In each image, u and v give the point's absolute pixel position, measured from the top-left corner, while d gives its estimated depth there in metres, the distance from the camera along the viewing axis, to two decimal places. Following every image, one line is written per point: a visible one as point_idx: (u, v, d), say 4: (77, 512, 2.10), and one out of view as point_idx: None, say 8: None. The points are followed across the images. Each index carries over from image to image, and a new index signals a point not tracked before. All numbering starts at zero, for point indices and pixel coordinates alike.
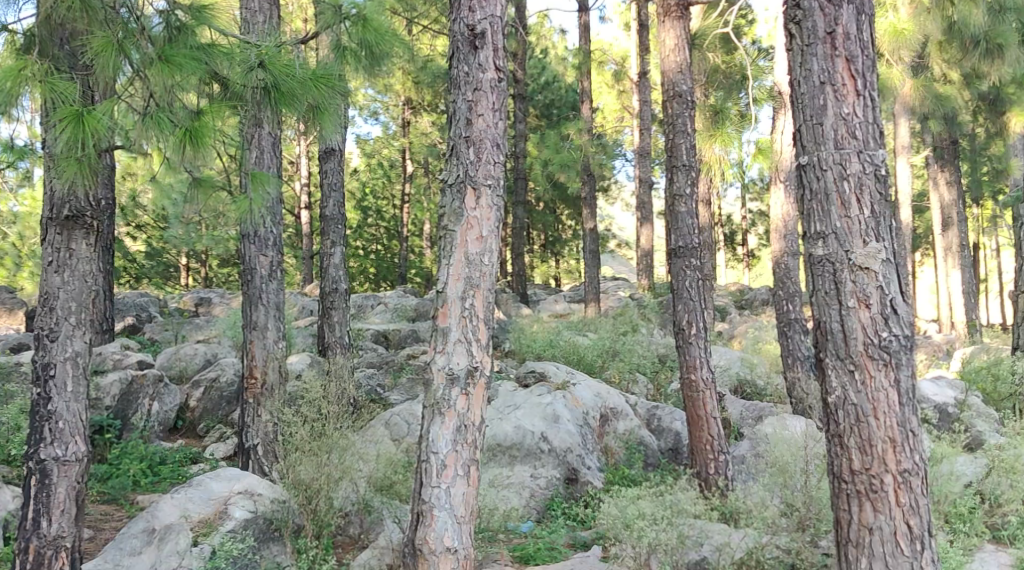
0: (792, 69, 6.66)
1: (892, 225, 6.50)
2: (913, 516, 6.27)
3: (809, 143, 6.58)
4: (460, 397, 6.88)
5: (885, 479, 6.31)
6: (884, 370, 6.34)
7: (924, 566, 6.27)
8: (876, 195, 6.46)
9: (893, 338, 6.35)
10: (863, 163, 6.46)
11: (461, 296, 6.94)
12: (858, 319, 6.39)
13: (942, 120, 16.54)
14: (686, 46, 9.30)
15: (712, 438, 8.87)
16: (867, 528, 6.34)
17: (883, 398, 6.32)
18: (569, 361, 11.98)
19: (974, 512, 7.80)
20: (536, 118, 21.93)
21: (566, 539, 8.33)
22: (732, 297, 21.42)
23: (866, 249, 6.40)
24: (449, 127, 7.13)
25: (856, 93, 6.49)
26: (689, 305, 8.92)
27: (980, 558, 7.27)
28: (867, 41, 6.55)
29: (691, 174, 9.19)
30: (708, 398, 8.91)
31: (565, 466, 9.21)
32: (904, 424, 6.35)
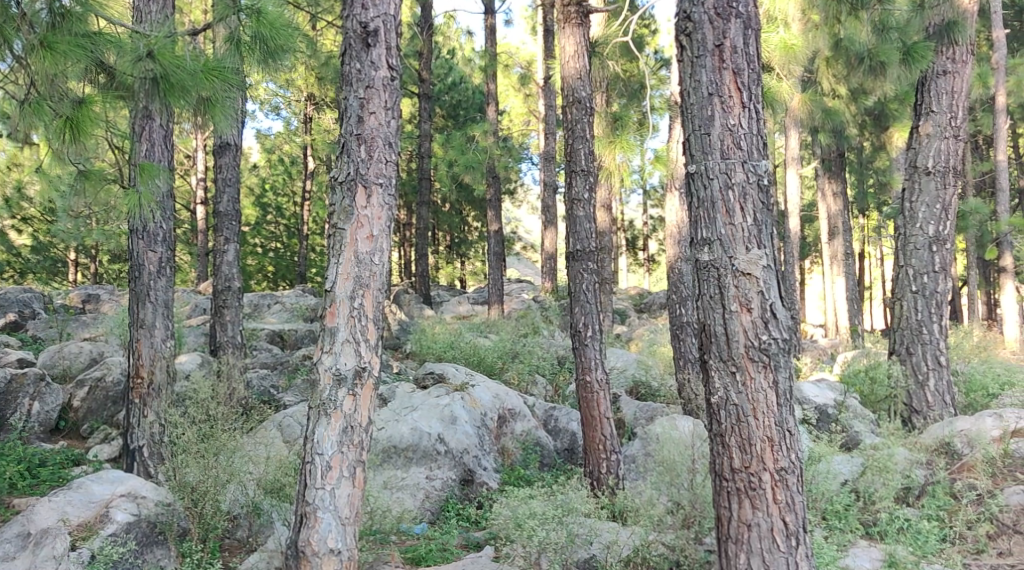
0: (682, 80, 6.89)
1: (773, 233, 6.78)
2: (789, 512, 6.51)
3: (697, 153, 6.82)
4: (347, 397, 6.83)
5: (764, 477, 6.55)
6: (763, 372, 6.60)
7: (799, 561, 6.51)
8: (758, 204, 6.74)
9: (773, 341, 6.62)
10: (747, 173, 6.73)
11: (350, 296, 6.89)
12: (740, 322, 6.64)
13: (832, 134, 17.07)
14: (586, 53, 9.38)
15: (604, 439, 9.00)
16: (746, 524, 6.56)
17: (762, 399, 6.58)
18: (468, 363, 11.94)
19: (849, 509, 8.12)
20: (442, 119, 21.83)
21: (459, 540, 8.35)
22: (632, 300, 21.70)
23: (748, 255, 6.67)
24: (340, 124, 7.06)
25: (741, 105, 6.76)
26: (586, 308, 9.01)
27: (852, 554, 7.54)
28: (753, 55, 6.80)
29: (590, 179, 9.29)
30: (602, 399, 9.02)
31: (461, 467, 9.22)
32: (781, 424, 6.60)
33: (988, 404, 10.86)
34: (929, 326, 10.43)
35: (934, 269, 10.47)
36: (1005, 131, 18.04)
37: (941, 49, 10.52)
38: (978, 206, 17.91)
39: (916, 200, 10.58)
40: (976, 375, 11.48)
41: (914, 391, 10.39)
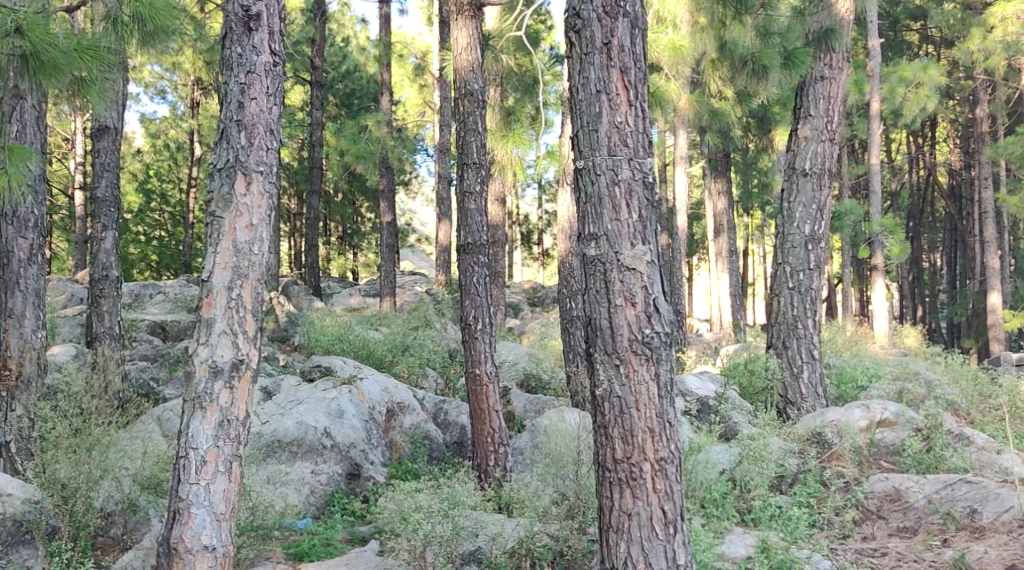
0: (570, 76, 6.93)
1: (657, 230, 6.88)
2: (667, 501, 6.63)
3: (585, 149, 6.87)
4: (223, 391, 6.67)
5: (644, 467, 6.65)
6: (646, 364, 6.70)
7: (677, 549, 6.63)
8: (643, 201, 6.84)
9: (655, 334, 6.72)
10: (633, 170, 6.82)
11: (228, 287, 6.73)
12: (625, 316, 6.72)
13: (719, 134, 17.45)
14: (478, 46, 9.34)
15: (493, 431, 9.00)
16: (627, 514, 6.65)
17: (644, 391, 6.68)
18: (359, 356, 11.78)
19: (727, 497, 8.36)
20: (336, 108, 21.49)
21: (343, 534, 8.23)
22: (524, 294, 21.81)
23: (634, 251, 6.75)
24: (220, 109, 6.88)
25: (628, 103, 6.85)
26: (476, 301, 8.98)
27: (728, 541, 7.76)
28: (639, 55, 6.91)
29: (481, 173, 9.24)
30: (491, 393, 9.01)
31: (347, 461, 9.11)
32: (662, 416, 6.71)
33: (858, 396, 11.30)
34: (804, 322, 10.79)
35: (809, 267, 10.85)
36: (879, 136, 18.81)
37: (819, 55, 10.85)
38: (853, 206, 18.63)
39: (793, 200, 10.94)
40: (847, 368, 11.92)
41: (789, 383, 10.73)
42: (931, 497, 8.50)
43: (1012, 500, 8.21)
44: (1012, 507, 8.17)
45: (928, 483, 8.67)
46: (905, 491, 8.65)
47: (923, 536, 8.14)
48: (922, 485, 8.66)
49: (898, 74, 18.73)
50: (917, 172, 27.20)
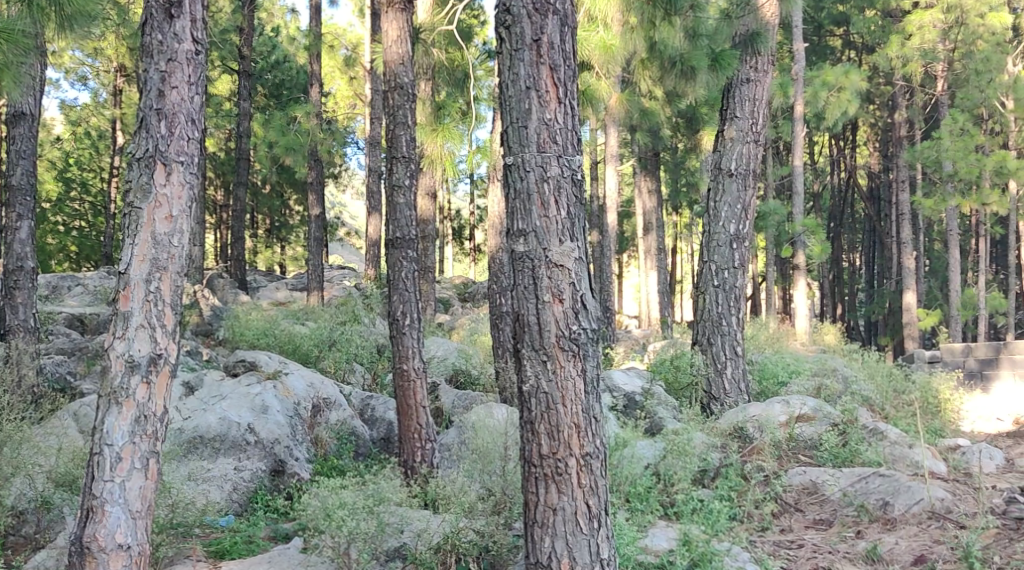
0: (500, 72, 6.92)
1: (585, 227, 6.90)
2: (591, 496, 6.67)
3: (515, 145, 6.86)
4: (140, 386, 6.51)
5: (569, 462, 6.67)
6: (573, 360, 6.71)
7: (600, 543, 6.67)
8: (572, 198, 6.85)
9: (582, 331, 6.74)
10: (562, 167, 6.83)
11: (146, 279, 6.58)
12: (553, 312, 6.72)
13: (649, 133, 17.62)
14: (408, 38, 9.24)
15: (420, 427, 8.93)
16: (552, 508, 6.66)
17: (571, 386, 6.69)
18: (284, 351, 11.62)
19: (651, 491, 8.51)
20: (264, 98, 21.18)
21: (265, 531, 8.11)
22: (454, 289, 21.77)
23: (561, 248, 6.77)
24: (139, 97, 6.72)
25: (557, 101, 6.86)
26: (404, 296, 8.90)
27: (651, 534, 7.85)
28: (569, 52, 6.93)
29: (411, 167, 9.12)
30: (419, 388, 8.93)
31: (271, 458, 8.96)
32: (588, 411, 6.74)
33: (779, 391, 11.51)
34: (727, 319, 10.95)
35: (733, 265, 11.03)
36: (802, 138, 19.21)
37: (746, 58, 11.08)
38: (777, 207, 19.01)
39: (719, 200, 11.11)
40: (768, 364, 12.14)
41: (713, 378, 10.88)
42: (846, 490, 8.71)
43: (922, 493, 8.45)
44: (922, 500, 8.41)
45: (843, 477, 8.89)
46: (821, 484, 8.86)
47: (838, 528, 8.31)
48: (838, 478, 8.88)
49: (822, 79, 19.12)
50: (839, 174, 27.83)
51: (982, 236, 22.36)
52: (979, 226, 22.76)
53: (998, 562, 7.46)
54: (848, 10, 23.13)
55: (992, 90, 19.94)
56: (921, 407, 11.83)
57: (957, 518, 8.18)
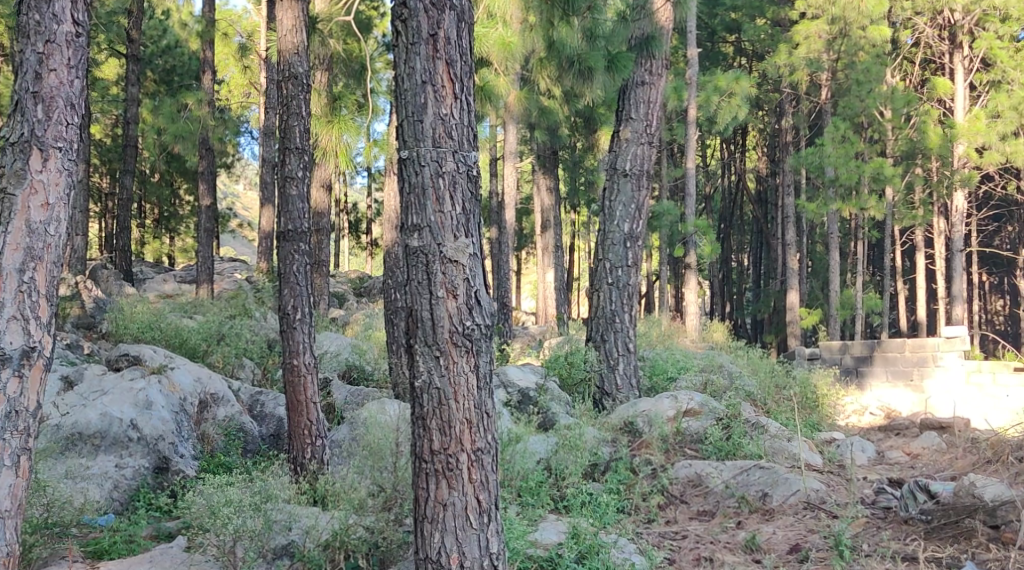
0: (396, 65, 6.87)
1: (479, 223, 6.91)
2: (482, 491, 6.68)
3: (409, 139, 6.81)
4: (11, 380, 6.25)
5: (461, 457, 6.66)
6: (465, 356, 6.71)
7: (490, 537, 6.69)
8: (467, 194, 6.85)
9: (475, 326, 6.74)
10: (457, 162, 6.82)
11: (19, 270, 6.32)
12: (446, 308, 6.70)
13: (546, 132, 17.72)
14: (303, 28, 9.07)
15: (310, 424, 8.74)
16: (442, 504, 6.64)
17: (463, 382, 6.68)
18: (170, 344, 11.26)
19: (542, 485, 8.59)
20: (154, 84, 20.57)
21: (147, 530, 7.89)
22: (349, 284, 21.54)
23: (456, 243, 6.75)
24: (14, 79, 6.45)
25: (453, 96, 6.85)
26: (296, 290, 8.74)
27: (542, 528, 7.91)
28: (465, 48, 6.93)
29: (304, 159, 8.94)
30: (310, 384, 8.76)
31: (154, 455, 8.71)
32: (480, 407, 6.74)
33: (669, 387, 11.71)
34: (621, 316, 11.10)
35: (627, 264, 11.19)
36: (695, 140, 19.63)
37: (641, 60, 11.26)
38: (670, 207, 19.40)
39: (614, 199, 11.28)
40: (659, 360, 12.38)
41: (606, 374, 11.01)
42: (728, 482, 8.92)
43: (798, 484, 8.74)
44: (799, 491, 8.70)
45: (726, 469, 9.12)
46: (705, 476, 9.06)
47: (720, 518, 8.50)
48: (721, 470, 9.09)
49: (713, 84, 19.60)
50: (729, 176, 28.52)
51: (862, 239, 23.21)
52: (858, 229, 23.65)
53: (866, 550, 7.73)
54: (740, 17, 23.71)
55: (871, 99, 20.44)
56: (800, 402, 12.25)
57: (830, 508, 8.48)
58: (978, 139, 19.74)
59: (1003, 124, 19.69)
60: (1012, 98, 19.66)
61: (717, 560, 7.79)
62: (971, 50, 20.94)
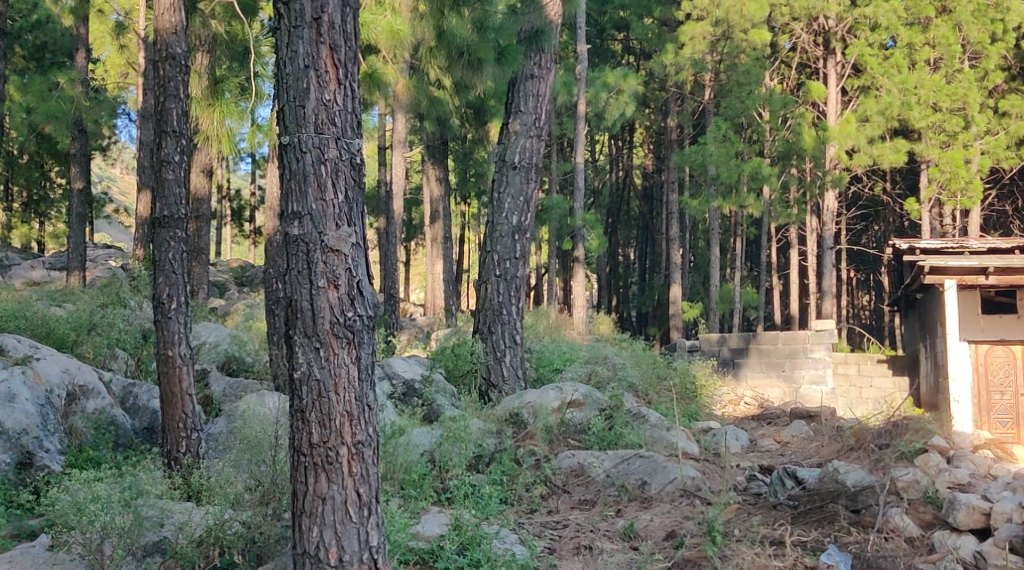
0: (278, 49, 6.70)
1: (363, 212, 6.79)
2: (362, 484, 6.57)
3: (291, 125, 6.65)
4: None
5: (341, 450, 6.54)
6: (347, 348, 6.58)
7: (370, 531, 6.59)
8: (349, 182, 6.72)
9: (357, 317, 6.62)
10: (340, 150, 6.68)
11: None
12: (327, 298, 6.56)
13: (435, 123, 17.60)
14: (182, 7, 8.73)
15: (185, 417, 8.46)
16: (320, 498, 6.52)
17: (344, 373, 6.55)
18: (36, 334, 10.77)
19: (426, 478, 8.51)
20: (24, 62, 19.65)
21: (8, 529, 7.55)
22: (231, 273, 21.04)
23: (338, 232, 6.61)
24: None
25: (337, 82, 6.70)
26: (172, 279, 8.43)
27: (424, 520, 7.85)
28: (350, 34, 6.78)
29: (182, 142, 8.63)
30: (185, 375, 8.45)
31: (17, 450, 8.38)
32: (361, 399, 6.63)
33: (554, 378, 11.77)
34: (508, 308, 11.11)
35: (515, 256, 11.20)
36: (584, 136, 19.79)
37: (530, 54, 11.24)
38: (558, 201, 19.53)
39: (502, 191, 11.26)
40: (545, 352, 12.44)
41: (492, 366, 10.99)
42: (609, 472, 9.04)
43: (676, 472, 8.87)
44: (676, 478, 8.81)
45: (607, 458, 9.23)
46: (587, 466, 9.15)
47: (600, 507, 8.60)
48: (602, 460, 9.20)
49: (602, 80, 19.81)
50: (616, 171, 28.91)
51: (742, 235, 23.84)
52: (737, 226, 24.29)
53: (737, 535, 7.82)
54: (628, 16, 24.01)
55: (751, 101, 21.06)
56: (680, 393, 12.50)
57: (705, 495, 8.60)
58: (848, 142, 20.49)
59: (872, 128, 20.59)
60: (880, 103, 20.47)
61: (596, 548, 7.86)
62: (844, 56, 21.72)
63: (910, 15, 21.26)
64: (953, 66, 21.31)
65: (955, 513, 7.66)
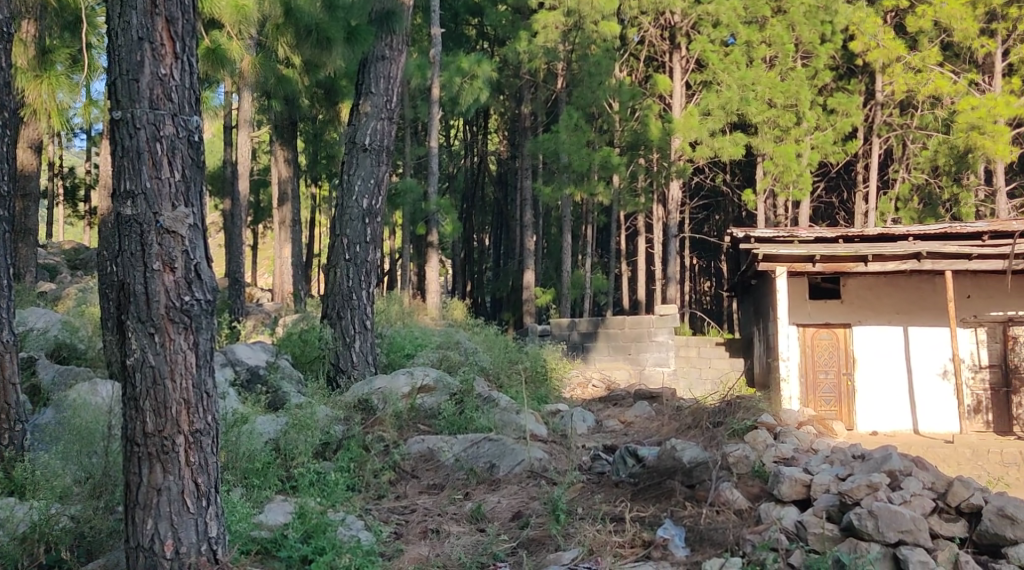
0: (109, 18, 6.38)
1: (201, 192, 6.54)
2: (200, 474, 6.36)
3: (123, 99, 6.35)
4: None
5: (177, 440, 6.30)
6: (183, 333, 6.34)
7: (209, 521, 6.41)
8: (187, 160, 6.46)
9: (194, 302, 6.39)
10: (176, 127, 6.42)
11: None
12: (162, 282, 6.30)
13: (283, 103, 17.16)
14: None
15: (9, 407, 7.91)
16: (155, 489, 6.26)
17: (181, 360, 6.31)
18: None
19: (270, 466, 8.31)
20: None
21: None
22: (65, 256, 20.00)
23: (174, 213, 6.35)
24: None
25: (174, 56, 6.44)
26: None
27: (268, 509, 7.70)
28: (189, 6, 6.51)
29: (3, 114, 8.11)
30: (8, 363, 7.92)
31: None
32: (199, 386, 6.41)
33: (405, 364, 11.69)
34: (358, 293, 10.96)
35: (365, 240, 11.06)
36: (437, 121, 19.64)
37: (382, 35, 11.04)
38: (412, 184, 19.38)
39: (352, 173, 11.06)
40: (396, 338, 12.35)
41: (341, 352, 10.81)
42: (459, 455, 9.02)
43: (524, 454, 9.02)
44: (524, 460, 8.98)
45: (456, 443, 9.19)
46: (436, 450, 9.10)
47: (449, 491, 8.60)
48: (452, 444, 9.17)
49: (456, 64, 19.68)
50: (470, 157, 28.97)
51: (592, 222, 24.26)
52: (587, 213, 24.66)
53: (581, 513, 8.06)
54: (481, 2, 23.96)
55: (602, 91, 21.27)
56: (530, 376, 12.64)
57: (551, 476, 8.85)
58: (691, 135, 21.10)
59: (713, 121, 21.19)
60: (722, 97, 21.14)
61: (443, 531, 7.85)
62: (688, 51, 22.25)
63: (748, 14, 22.01)
64: (786, 64, 22.27)
65: (780, 486, 7.98)
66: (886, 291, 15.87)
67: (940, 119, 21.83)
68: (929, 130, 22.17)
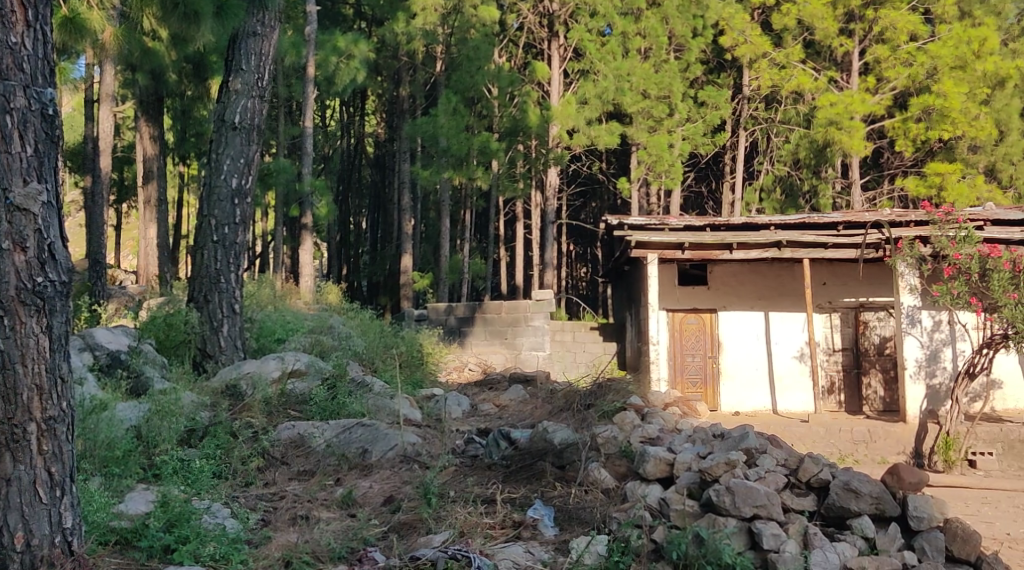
0: None
1: (56, 168, 6.26)
2: (53, 463, 6.12)
3: None
4: None
5: (28, 428, 6.03)
6: (36, 317, 6.06)
7: (63, 512, 6.18)
8: (40, 134, 6.16)
9: (48, 283, 6.10)
10: (29, 99, 6.10)
11: None
12: (12, 262, 5.99)
13: (150, 77, 16.56)
14: None
15: None
16: (4, 479, 6.00)
17: (32, 345, 6.04)
18: None
19: (131, 454, 8.05)
20: None
21: None
22: None
23: (26, 189, 6.05)
24: None
25: (25, 24, 6.12)
26: None
27: (129, 499, 7.47)
28: None
29: None
30: None
31: None
32: (53, 372, 6.14)
33: (275, 348, 11.50)
34: (226, 275, 10.70)
35: (235, 221, 10.78)
36: (312, 101, 19.30)
37: (253, 11, 10.76)
38: (286, 165, 18.99)
39: (221, 152, 10.76)
40: (267, 322, 12.12)
41: (208, 336, 10.57)
42: (330, 441, 8.88)
43: (396, 439, 8.95)
44: (396, 445, 8.91)
45: (328, 428, 9.04)
46: (307, 436, 8.93)
47: (319, 477, 8.47)
48: (322, 430, 9.03)
49: (332, 43, 19.31)
50: (347, 139, 28.62)
51: (470, 206, 24.29)
52: (465, 198, 24.66)
53: (452, 496, 8.08)
54: None
55: (480, 76, 21.28)
56: (405, 361, 12.58)
57: (424, 460, 8.82)
58: (569, 122, 21.25)
59: (589, 110, 21.50)
60: (598, 87, 21.54)
61: (313, 517, 7.73)
62: (566, 39, 22.39)
63: (624, 5, 22.27)
64: (660, 57, 22.62)
65: (644, 465, 8.14)
66: (748, 277, 16.31)
67: (801, 114, 22.59)
68: (790, 124, 22.88)
